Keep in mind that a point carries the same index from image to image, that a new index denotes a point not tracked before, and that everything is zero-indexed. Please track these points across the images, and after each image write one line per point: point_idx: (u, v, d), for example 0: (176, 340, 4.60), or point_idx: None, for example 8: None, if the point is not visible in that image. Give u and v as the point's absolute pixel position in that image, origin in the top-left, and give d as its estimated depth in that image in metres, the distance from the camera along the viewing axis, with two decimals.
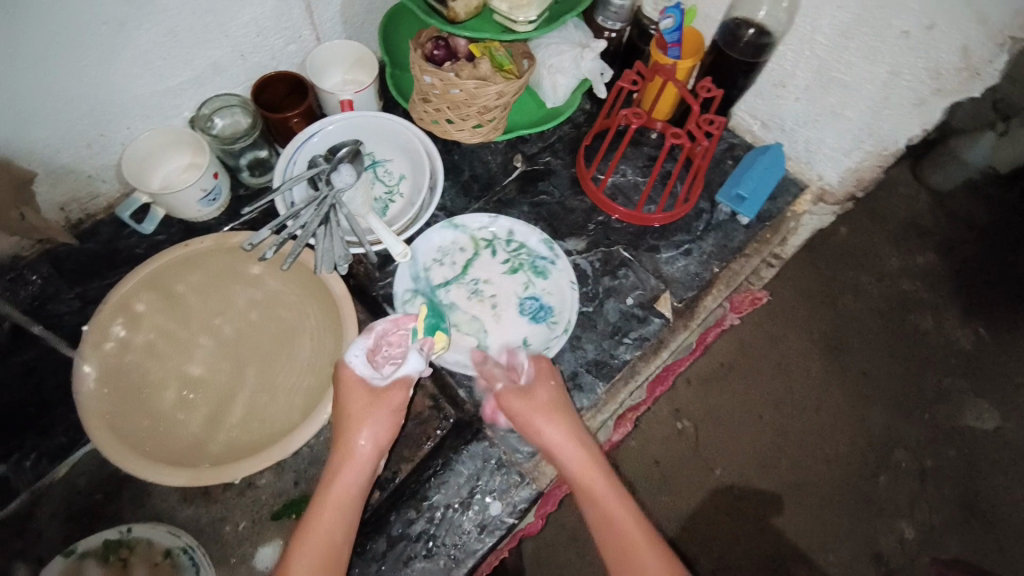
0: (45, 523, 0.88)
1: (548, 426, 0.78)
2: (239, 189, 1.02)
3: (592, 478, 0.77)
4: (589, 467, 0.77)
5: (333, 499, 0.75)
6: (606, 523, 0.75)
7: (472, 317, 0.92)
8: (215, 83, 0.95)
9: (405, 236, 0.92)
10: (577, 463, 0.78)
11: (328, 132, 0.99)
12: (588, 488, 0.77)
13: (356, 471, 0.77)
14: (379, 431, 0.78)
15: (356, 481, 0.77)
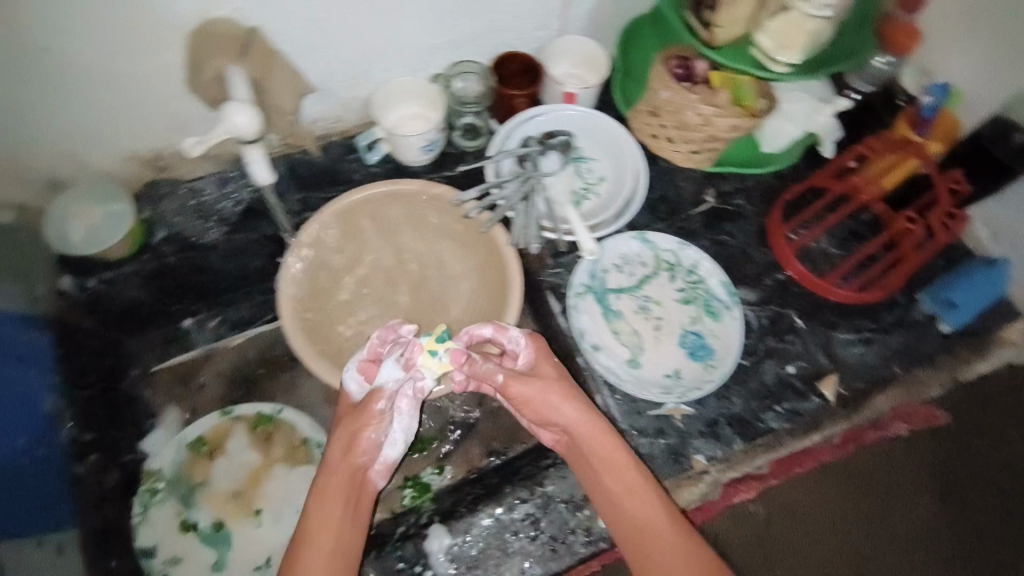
0: (212, 380, 1.03)
1: (565, 405, 0.79)
2: (448, 147, 1.07)
3: (608, 449, 0.79)
4: (608, 437, 0.79)
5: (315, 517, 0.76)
6: (624, 500, 0.78)
7: (630, 330, 0.95)
8: (467, 49, 0.99)
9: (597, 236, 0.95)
10: (599, 435, 0.79)
11: (547, 119, 1.01)
12: (610, 463, 0.79)
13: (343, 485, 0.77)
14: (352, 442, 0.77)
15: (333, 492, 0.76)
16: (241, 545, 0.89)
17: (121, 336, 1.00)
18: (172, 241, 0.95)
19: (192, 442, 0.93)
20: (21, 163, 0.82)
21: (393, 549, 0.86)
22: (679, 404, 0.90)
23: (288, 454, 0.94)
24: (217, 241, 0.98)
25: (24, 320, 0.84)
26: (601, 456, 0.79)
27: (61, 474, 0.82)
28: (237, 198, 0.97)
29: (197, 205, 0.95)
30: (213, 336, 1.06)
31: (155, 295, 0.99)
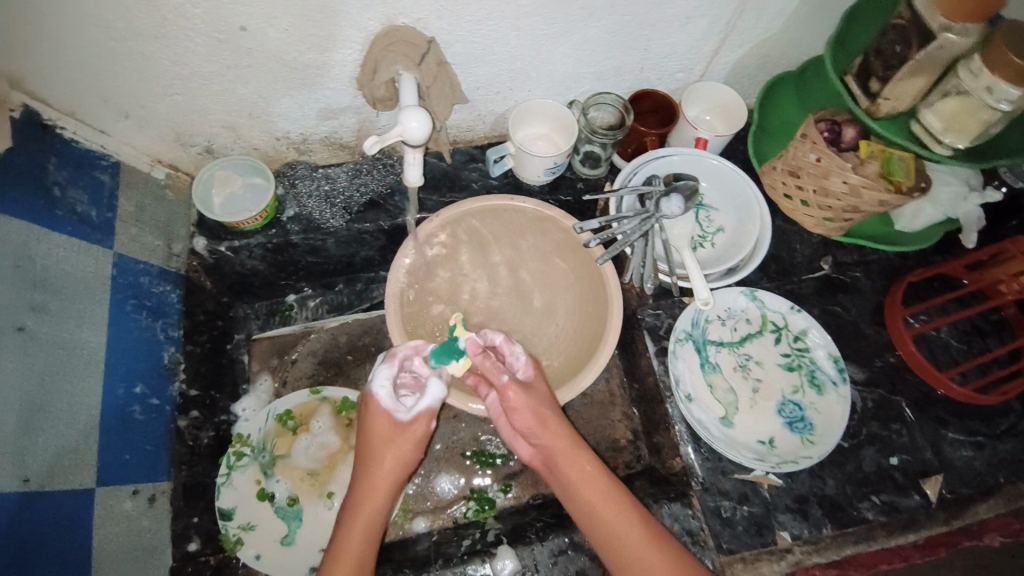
0: (304, 357, 1.06)
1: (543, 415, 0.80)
2: (567, 172, 1.09)
3: (580, 459, 0.79)
4: (561, 431, 0.79)
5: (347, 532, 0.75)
6: (601, 518, 0.76)
7: (729, 389, 0.91)
8: (607, 81, 1.01)
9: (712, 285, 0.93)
10: (558, 435, 0.79)
11: (675, 160, 1.00)
12: (588, 477, 0.78)
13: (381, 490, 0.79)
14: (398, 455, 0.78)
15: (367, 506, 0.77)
16: (309, 525, 0.90)
17: (231, 301, 1.05)
18: (297, 220, 0.99)
19: (280, 414, 0.96)
20: (187, 129, 0.88)
21: (459, 562, 0.83)
22: (768, 473, 0.86)
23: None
24: (338, 227, 1.01)
25: (159, 273, 0.89)
26: (579, 467, 0.79)
27: (168, 423, 0.85)
28: (364, 189, 1.02)
29: (328, 190, 1.01)
30: (311, 315, 1.11)
31: (271, 268, 1.03)
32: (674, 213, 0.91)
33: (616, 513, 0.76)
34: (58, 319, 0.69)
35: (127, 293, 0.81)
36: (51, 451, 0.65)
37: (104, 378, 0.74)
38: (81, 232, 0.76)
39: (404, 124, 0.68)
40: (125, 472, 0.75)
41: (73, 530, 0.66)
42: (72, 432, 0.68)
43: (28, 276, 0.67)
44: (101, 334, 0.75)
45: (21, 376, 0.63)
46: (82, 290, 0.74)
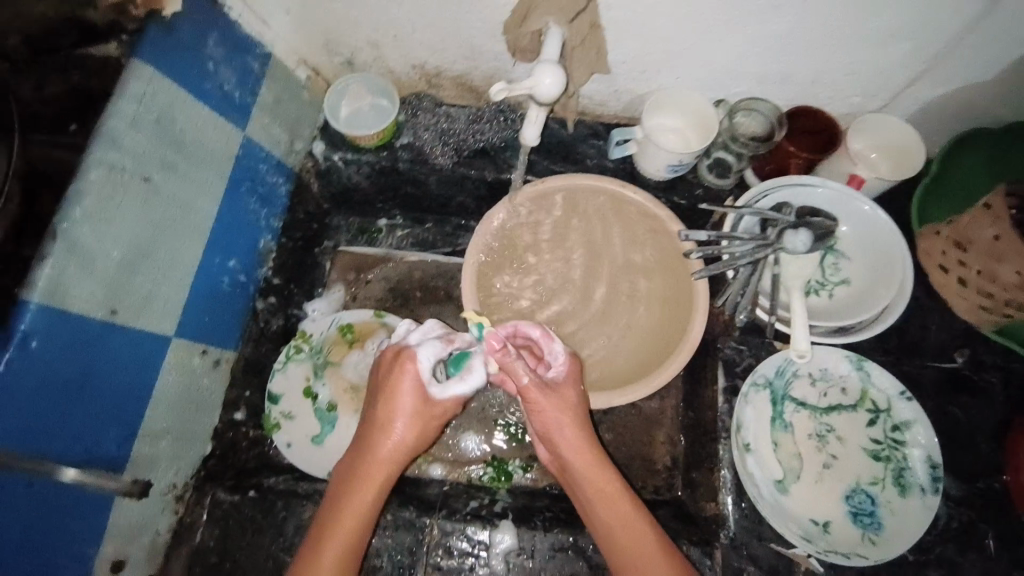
0: (375, 280, 1.09)
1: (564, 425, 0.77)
2: (690, 175, 1.02)
3: (606, 478, 0.76)
4: (585, 441, 0.77)
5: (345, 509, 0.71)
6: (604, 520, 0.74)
7: (796, 454, 0.83)
8: (768, 87, 0.92)
9: (816, 339, 0.83)
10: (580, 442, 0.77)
11: (817, 191, 0.87)
12: (604, 493, 0.75)
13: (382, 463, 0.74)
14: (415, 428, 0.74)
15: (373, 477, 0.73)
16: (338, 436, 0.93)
17: (330, 209, 1.10)
18: (408, 149, 1.00)
19: (343, 326, 1.00)
20: (336, 35, 0.91)
21: (462, 519, 0.83)
22: (810, 556, 0.78)
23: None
24: (444, 165, 1.00)
25: (275, 165, 0.94)
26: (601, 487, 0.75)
27: (248, 301, 0.92)
28: (479, 136, 1.00)
29: (445, 128, 1.00)
30: (395, 243, 1.12)
31: (373, 187, 1.06)
32: (795, 248, 0.81)
33: (613, 505, 0.74)
34: (180, 180, 0.75)
35: (244, 175, 0.87)
36: (142, 294, 0.70)
37: (205, 246, 0.80)
38: (221, 107, 0.81)
39: (536, 79, 0.65)
40: (198, 332, 0.82)
41: (142, 370, 0.72)
42: (163, 285, 0.73)
43: (165, 133, 0.72)
44: (213, 205, 0.81)
45: (135, 221, 0.68)
46: (207, 161, 0.79)
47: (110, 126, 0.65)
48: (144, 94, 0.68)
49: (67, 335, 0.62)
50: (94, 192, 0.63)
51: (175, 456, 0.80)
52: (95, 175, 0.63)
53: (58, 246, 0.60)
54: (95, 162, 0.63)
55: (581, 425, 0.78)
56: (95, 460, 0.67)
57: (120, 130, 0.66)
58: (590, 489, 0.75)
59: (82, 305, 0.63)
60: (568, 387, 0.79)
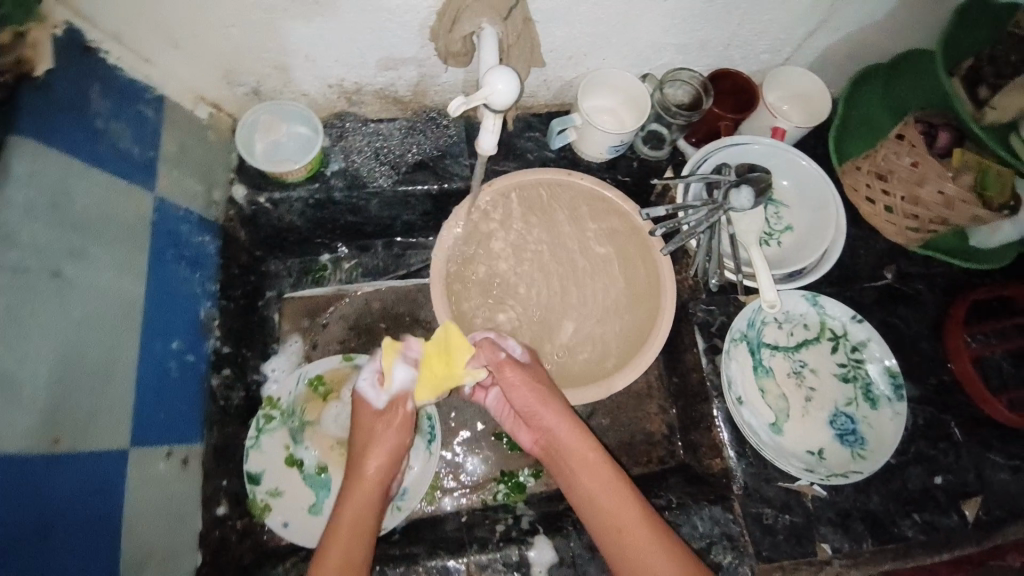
0: (334, 321, 1.01)
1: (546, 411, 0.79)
2: (629, 153, 1.03)
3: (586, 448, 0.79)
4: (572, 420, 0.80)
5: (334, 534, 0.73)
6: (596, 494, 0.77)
7: (782, 395, 0.88)
8: (689, 57, 0.95)
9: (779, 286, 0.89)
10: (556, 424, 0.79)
11: (748, 149, 0.92)
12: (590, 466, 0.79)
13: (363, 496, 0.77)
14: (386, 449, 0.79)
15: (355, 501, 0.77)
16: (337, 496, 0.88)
17: (264, 255, 1.00)
18: (341, 176, 0.93)
19: (312, 379, 0.92)
20: (236, 66, 0.81)
21: (497, 548, 0.80)
22: (813, 484, 0.85)
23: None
24: (384, 187, 0.94)
25: (198, 223, 0.83)
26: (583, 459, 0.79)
27: (202, 382, 0.81)
28: (416, 148, 0.96)
29: (379, 147, 0.95)
30: (345, 278, 1.05)
31: (309, 224, 0.97)
32: (742, 206, 0.85)
33: (615, 489, 0.77)
34: (97, 266, 0.65)
35: (166, 243, 0.76)
36: (86, 408, 0.62)
37: (143, 332, 0.70)
38: (123, 170, 0.70)
39: (489, 86, 0.61)
40: (159, 432, 0.72)
41: (104, 493, 0.63)
42: (108, 390, 0.64)
43: (67, 218, 0.62)
44: (141, 284, 0.71)
45: (57, 328, 0.59)
46: (124, 236, 0.69)
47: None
48: (31, 177, 0.58)
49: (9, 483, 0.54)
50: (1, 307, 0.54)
51: None
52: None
53: None
54: None
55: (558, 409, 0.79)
56: None
57: (15, 226, 0.56)
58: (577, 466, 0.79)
59: (20, 442, 0.55)
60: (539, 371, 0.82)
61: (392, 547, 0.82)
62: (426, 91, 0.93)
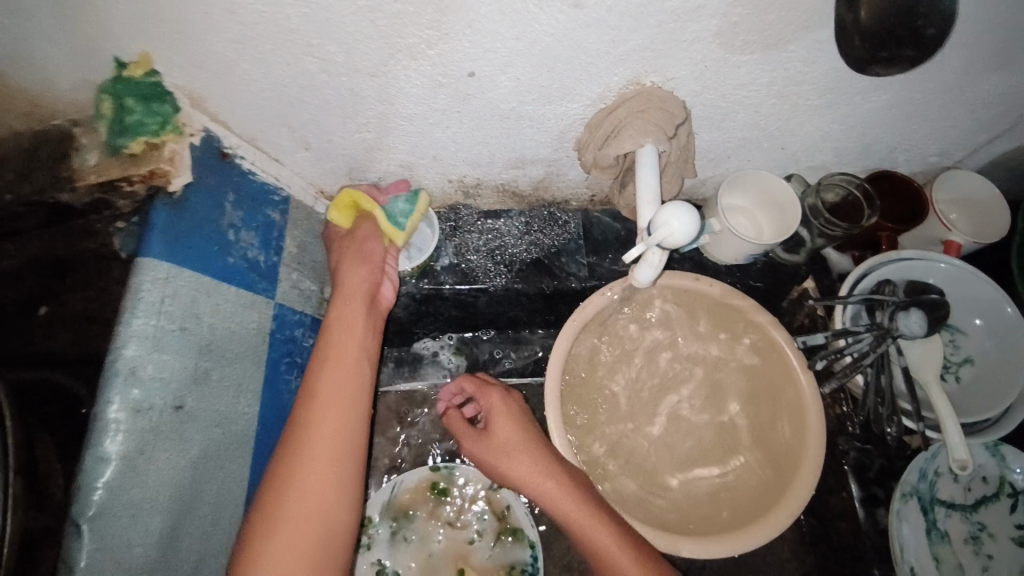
0: (430, 420, 0.95)
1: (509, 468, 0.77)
2: (762, 259, 0.94)
3: (577, 506, 0.72)
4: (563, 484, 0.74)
5: (316, 400, 0.62)
6: None
7: (956, 562, 0.76)
8: (841, 160, 0.85)
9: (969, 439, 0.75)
10: (502, 449, 0.78)
11: (914, 269, 0.82)
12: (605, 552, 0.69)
13: (359, 307, 0.72)
14: (368, 276, 0.74)
15: (354, 342, 0.68)
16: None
17: None
18: (452, 272, 0.88)
19: (405, 491, 0.86)
20: (361, 165, 0.78)
21: None
22: None
23: (488, 550, 0.84)
24: (497, 286, 0.89)
25: (311, 324, 0.79)
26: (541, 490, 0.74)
27: None
28: (535, 245, 0.91)
29: (495, 244, 0.90)
30: (444, 372, 0.98)
31: (410, 316, 0.93)
32: (913, 333, 0.72)
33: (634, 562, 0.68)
34: (216, 392, 0.60)
35: (282, 352, 0.72)
36: (192, 558, 0.56)
37: (253, 459, 0.65)
38: (249, 282, 0.66)
39: (665, 225, 0.55)
40: None
41: None
42: (218, 530, 0.59)
43: (194, 343, 0.58)
44: (256, 403, 0.66)
45: (169, 470, 0.54)
46: (244, 353, 0.65)
47: (127, 355, 0.51)
48: (164, 301, 0.55)
49: None
50: (121, 455, 0.49)
51: None
52: (116, 443, 0.49)
53: (86, 547, 0.46)
54: (111, 416, 0.50)
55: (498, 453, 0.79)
56: None
57: (143, 358, 0.53)
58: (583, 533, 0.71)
59: None
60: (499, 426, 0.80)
61: None
62: (548, 187, 0.87)
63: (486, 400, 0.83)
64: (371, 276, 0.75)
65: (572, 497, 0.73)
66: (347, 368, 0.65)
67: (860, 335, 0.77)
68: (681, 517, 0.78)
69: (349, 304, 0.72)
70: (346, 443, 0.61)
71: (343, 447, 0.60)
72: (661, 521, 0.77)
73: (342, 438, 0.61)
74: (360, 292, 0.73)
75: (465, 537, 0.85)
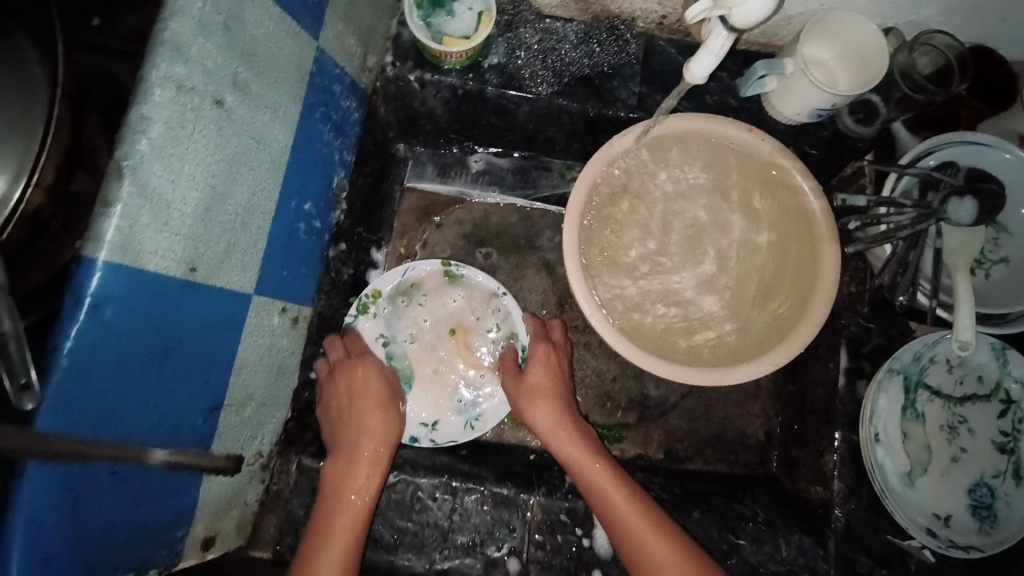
0: (449, 224, 0.99)
1: (536, 409, 0.78)
2: (826, 122, 0.85)
3: (592, 467, 0.73)
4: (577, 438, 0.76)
5: (347, 469, 0.73)
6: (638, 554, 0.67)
7: (927, 446, 0.75)
8: (945, 19, 0.76)
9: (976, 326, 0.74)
10: (577, 465, 0.74)
11: (983, 153, 0.75)
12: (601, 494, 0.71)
13: (363, 382, 0.79)
14: (370, 385, 0.79)
15: (377, 426, 0.76)
16: (413, 392, 0.85)
17: (396, 138, 0.97)
18: (498, 72, 0.85)
19: (413, 278, 0.88)
20: None
21: (564, 498, 0.77)
22: (924, 548, 0.74)
23: (483, 344, 0.88)
24: (540, 95, 0.85)
25: (349, 86, 0.79)
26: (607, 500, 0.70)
27: (322, 250, 0.82)
28: (588, 59, 0.86)
29: (548, 47, 0.85)
30: (469, 181, 1.00)
31: (449, 116, 0.92)
32: (959, 219, 0.72)
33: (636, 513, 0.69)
34: (255, 105, 0.62)
35: (319, 98, 0.73)
36: (222, 245, 0.62)
37: (282, 185, 0.69)
38: (293, 10, 0.65)
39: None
40: (278, 287, 0.73)
41: (225, 334, 0.65)
42: (245, 233, 0.64)
43: (237, 45, 0.58)
44: (289, 134, 0.68)
45: (206, 158, 0.57)
46: (281, 78, 0.65)
47: (175, 29, 0.52)
48: None
49: (145, 300, 0.54)
50: (163, 121, 0.52)
51: (256, 427, 0.74)
52: (160, 111, 0.51)
53: (127, 187, 0.50)
54: (157, 83, 0.51)
55: (586, 470, 0.73)
56: (182, 443, 0.62)
57: (188, 39, 0.53)
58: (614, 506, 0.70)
59: (160, 261, 0.54)
60: (539, 367, 0.81)
61: (461, 463, 0.81)
62: None
63: (580, 464, 0.74)
64: (374, 401, 0.78)
65: (584, 447, 0.75)
66: (378, 412, 0.77)
67: (906, 207, 0.72)
68: (666, 346, 0.80)
69: (354, 368, 0.79)
70: (359, 511, 0.70)
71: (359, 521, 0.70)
72: (649, 345, 0.79)
73: (357, 512, 0.70)
74: (363, 373, 0.79)
75: (465, 329, 0.88)
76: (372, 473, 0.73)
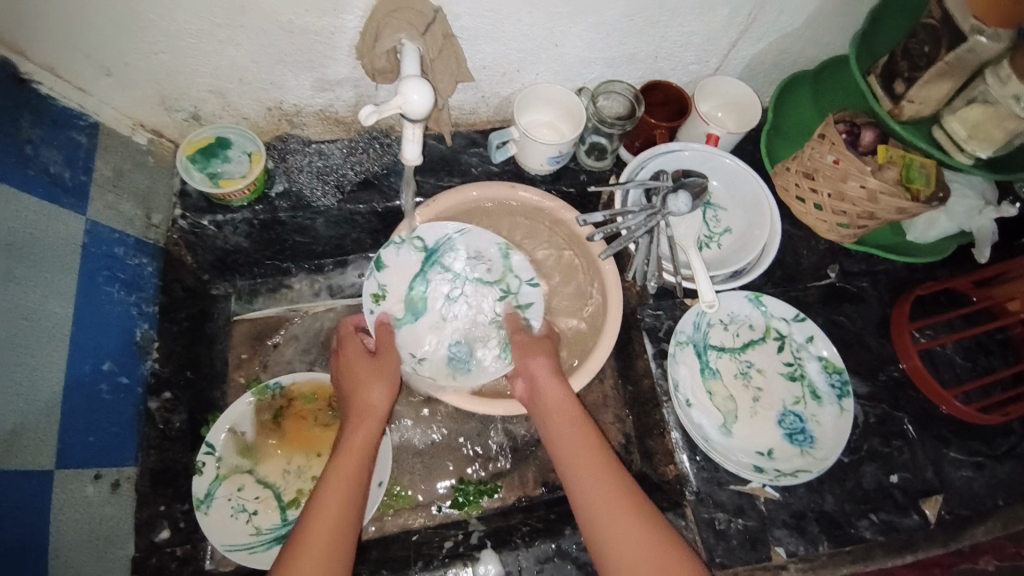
0: (287, 341, 1.04)
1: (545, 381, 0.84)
2: (572, 164, 1.03)
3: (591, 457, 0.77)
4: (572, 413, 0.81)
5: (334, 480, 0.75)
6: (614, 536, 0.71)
7: (731, 396, 0.89)
8: (621, 70, 0.96)
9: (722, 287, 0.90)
10: (578, 438, 0.79)
11: (682, 156, 0.94)
12: (587, 479, 0.75)
13: (364, 365, 0.86)
14: (370, 375, 0.85)
15: (380, 405, 0.83)
16: (419, 326, 0.93)
17: (213, 279, 1.02)
18: (286, 197, 0.94)
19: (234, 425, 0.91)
20: (171, 93, 0.83)
21: (442, 564, 0.82)
22: (765, 486, 0.83)
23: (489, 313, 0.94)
24: (329, 207, 0.96)
25: (135, 245, 0.84)
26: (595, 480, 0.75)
27: (137, 405, 0.82)
28: (358, 167, 0.97)
29: (321, 166, 0.95)
30: (296, 298, 1.07)
31: (255, 246, 0.99)
32: (679, 211, 0.85)
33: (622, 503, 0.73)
34: (21, 288, 0.66)
35: (100, 264, 0.78)
36: (6, 428, 0.63)
37: (71, 355, 0.72)
38: (51, 195, 0.72)
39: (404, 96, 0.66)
40: (86, 455, 0.73)
41: (17, 519, 0.64)
42: (32, 409, 0.66)
43: None
44: (69, 305, 0.72)
45: None
46: (51, 256, 0.70)
47: None
48: None
49: None
50: None
51: None
52: None
53: None
54: None
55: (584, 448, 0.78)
56: None
57: None
58: (594, 491, 0.74)
59: None
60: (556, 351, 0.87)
61: None
62: None
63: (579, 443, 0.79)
64: (377, 377, 0.85)
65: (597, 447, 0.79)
66: (385, 391, 0.84)
67: (636, 211, 0.88)
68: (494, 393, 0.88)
69: (355, 355, 0.88)
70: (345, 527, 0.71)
71: (339, 535, 0.70)
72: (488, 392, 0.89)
73: (339, 533, 0.70)
74: (365, 359, 0.87)
75: (480, 295, 0.94)
76: (354, 478, 0.76)
